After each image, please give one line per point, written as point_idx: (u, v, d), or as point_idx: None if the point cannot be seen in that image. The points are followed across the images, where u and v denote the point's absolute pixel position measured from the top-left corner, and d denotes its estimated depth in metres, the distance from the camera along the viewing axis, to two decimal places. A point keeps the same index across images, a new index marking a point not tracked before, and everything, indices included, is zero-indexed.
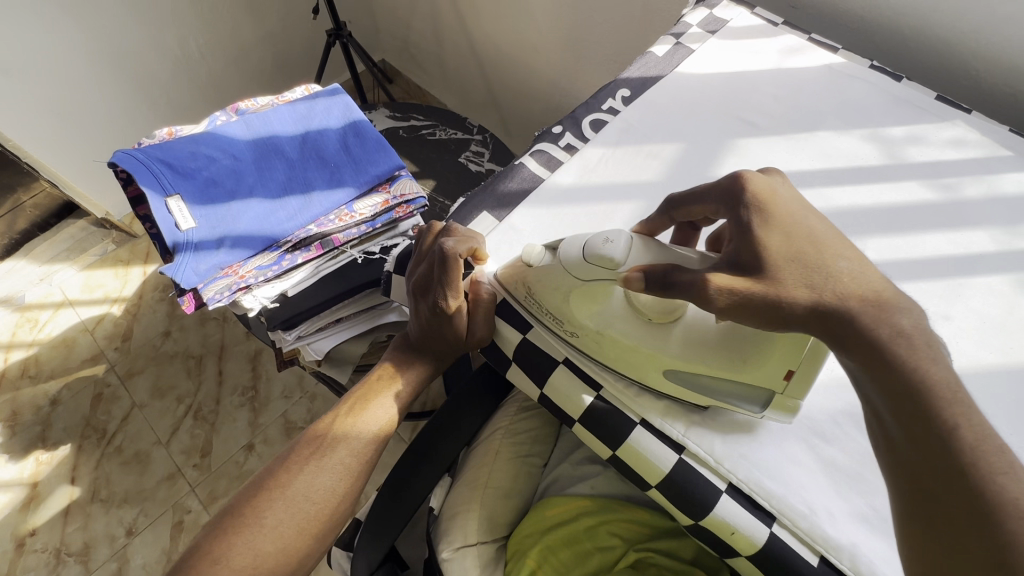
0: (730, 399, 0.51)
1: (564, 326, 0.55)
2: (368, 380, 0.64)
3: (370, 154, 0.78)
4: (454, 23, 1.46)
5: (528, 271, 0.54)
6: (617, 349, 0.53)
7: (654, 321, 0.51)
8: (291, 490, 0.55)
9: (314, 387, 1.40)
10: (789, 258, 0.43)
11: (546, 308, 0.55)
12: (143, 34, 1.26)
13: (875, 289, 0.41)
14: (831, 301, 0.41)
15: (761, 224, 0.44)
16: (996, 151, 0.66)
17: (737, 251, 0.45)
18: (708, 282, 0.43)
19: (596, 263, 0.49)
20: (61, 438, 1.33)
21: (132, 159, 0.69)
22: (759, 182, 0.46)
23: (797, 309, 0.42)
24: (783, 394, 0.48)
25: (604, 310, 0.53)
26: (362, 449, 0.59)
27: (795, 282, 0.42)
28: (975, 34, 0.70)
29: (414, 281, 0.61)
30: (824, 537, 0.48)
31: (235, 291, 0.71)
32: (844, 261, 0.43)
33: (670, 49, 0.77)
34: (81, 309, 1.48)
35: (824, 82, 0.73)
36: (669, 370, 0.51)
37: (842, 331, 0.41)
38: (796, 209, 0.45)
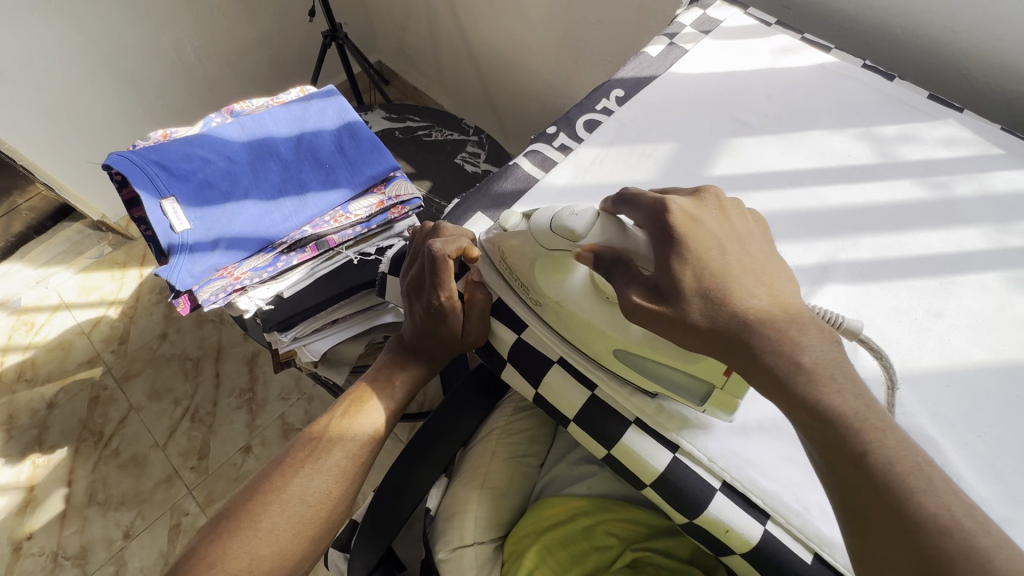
0: (674, 391, 0.52)
1: (529, 293, 0.57)
2: (363, 381, 0.64)
3: (365, 155, 0.78)
4: (449, 24, 1.46)
5: (504, 236, 0.56)
6: (575, 321, 0.54)
7: (611, 300, 0.52)
8: (287, 493, 0.55)
9: (312, 388, 1.40)
10: (701, 289, 0.44)
11: (515, 273, 0.57)
12: (138, 37, 1.26)
13: (780, 325, 0.42)
14: (738, 330, 0.43)
15: (678, 255, 0.45)
16: (988, 149, 0.66)
17: (658, 275, 0.46)
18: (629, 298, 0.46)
19: (558, 234, 0.50)
20: (58, 441, 1.32)
21: (127, 161, 0.69)
22: (682, 212, 0.47)
23: (700, 333, 0.44)
24: (724, 390, 0.49)
25: (566, 284, 0.54)
26: (358, 451, 0.59)
27: (700, 311, 0.44)
28: (966, 33, 0.70)
29: (408, 281, 0.61)
30: (817, 533, 0.48)
31: (230, 293, 0.71)
32: (756, 298, 0.44)
33: (663, 49, 0.77)
34: (78, 312, 1.47)
35: (818, 81, 0.73)
36: (620, 350, 0.52)
37: (746, 359, 0.43)
38: (715, 243, 0.45)
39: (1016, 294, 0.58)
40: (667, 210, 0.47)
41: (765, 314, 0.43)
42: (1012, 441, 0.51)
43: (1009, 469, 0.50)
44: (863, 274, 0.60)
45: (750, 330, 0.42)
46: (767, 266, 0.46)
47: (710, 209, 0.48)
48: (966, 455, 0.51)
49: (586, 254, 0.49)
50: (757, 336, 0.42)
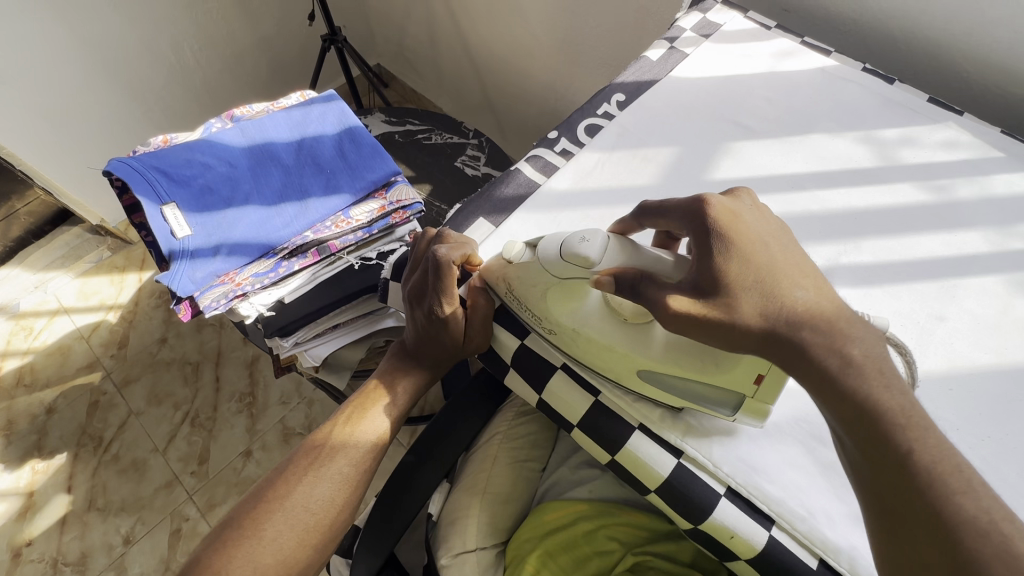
0: (703, 403, 0.51)
1: (543, 325, 0.56)
2: (366, 388, 0.64)
3: (366, 160, 0.78)
4: (448, 27, 1.46)
5: (509, 268, 0.55)
6: (593, 348, 0.54)
7: (629, 321, 0.52)
8: (291, 501, 0.55)
9: (312, 393, 1.39)
10: (747, 285, 0.44)
11: (526, 306, 0.56)
12: (137, 42, 1.26)
13: (828, 319, 0.43)
14: (783, 330, 0.43)
15: (722, 251, 0.45)
16: (988, 152, 0.67)
17: (698, 273, 0.45)
18: (666, 306, 0.44)
19: (573, 263, 0.50)
20: (57, 446, 1.32)
21: (127, 167, 0.69)
22: (722, 207, 0.47)
23: (750, 333, 0.43)
24: (754, 398, 0.49)
25: (580, 311, 0.53)
26: (361, 458, 0.59)
27: (749, 308, 0.43)
28: (965, 36, 0.71)
29: (409, 287, 0.61)
30: (820, 538, 0.48)
31: (231, 299, 0.71)
32: (800, 291, 0.44)
33: (663, 53, 0.77)
34: (77, 317, 1.47)
35: (818, 85, 0.73)
36: (643, 371, 0.52)
37: (793, 360, 0.42)
38: (757, 237, 0.46)
39: (1017, 297, 0.58)
40: (706, 205, 0.47)
41: (811, 305, 0.43)
42: (1016, 444, 0.51)
43: (1014, 473, 0.50)
44: (865, 278, 0.60)
45: (799, 326, 0.42)
46: (803, 259, 0.47)
47: (748, 204, 0.49)
48: (971, 458, 0.51)
49: (605, 280, 0.47)
50: (800, 334, 0.42)
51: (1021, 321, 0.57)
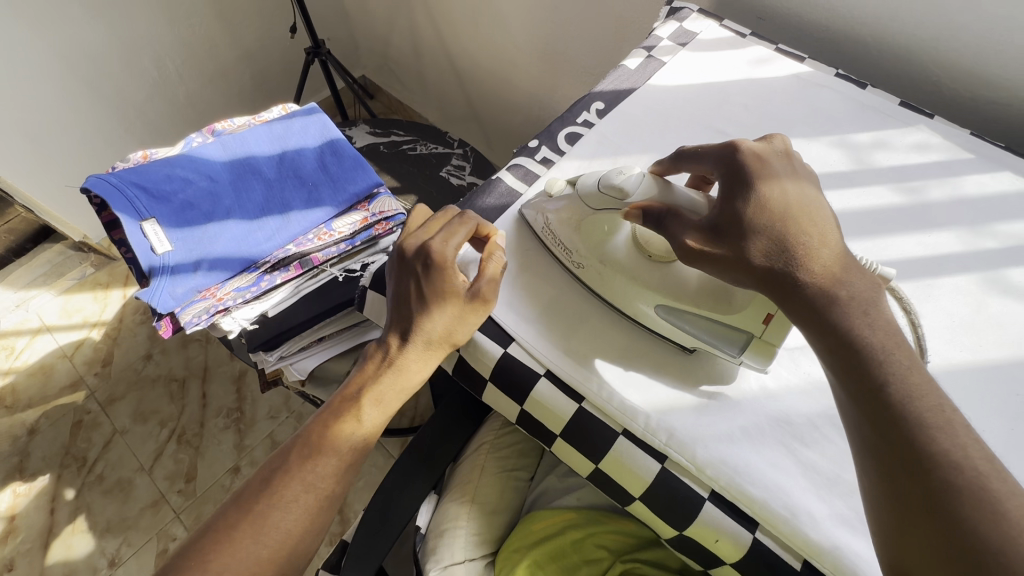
0: (711, 341, 0.54)
1: (572, 258, 0.60)
2: (333, 401, 0.56)
3: (347, 172, 0.78)
4: (431, 38, 1.47)
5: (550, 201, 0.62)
6: (616, 280, 0.58)
7: (655, 258, 0.57)
8: (240, 534, 0.48)
9: (301, 406, 1.38)
10: (760, 223, 0.46)
11: (560, 239, 0.61)
12: (118, 59, 1.26)
13: (831, 261, 0.44)
14: (782, 267, 0.45)
15: (744, 192, 0.47)
16: (959, 154, 0.68)
17: (716, 214, 0.48)
18: (683, 242, 0.48)
19: (607, 193, 0.55)
20: (40, 468, 1.29)
21: (105, 183, 0.68)
22: (750, 155, 0.49)
23: (753, 270, 0.46)
24: (762, 338, 0.52)
25: (610, 244, 0.58)
26: (324, 482, 0.52)
27: (755, 247, 0.45)
28: (931, 41, 0.72)
29: (404, 245, 0.58)
30: (805, 540, 0.48)
31: (213, 314, 0.70)
32: (806, 236, 0.45)
33: (641, 62, 0.78)
34: (59, 335, 1.45)
35: (794, 91, 0.75)
36: (659, 304, 0.56)
37: (787, 295, 0.44)
38: (778, 184, 0.47)
39: (991, 296, 0.59)
40: (737, 151, 0.50)
41: (815, 249, 0.44)
42: (993, 441, 0.52)
43: None
44: None
45: (801, 266, 0.44)
46: (822, 209, 0.47)
47: (779, 153, 0.50)
48: None
49: (634, 211, 0.52)
50: (798, 272, 0.44)
51: (996, 318, 0.58)
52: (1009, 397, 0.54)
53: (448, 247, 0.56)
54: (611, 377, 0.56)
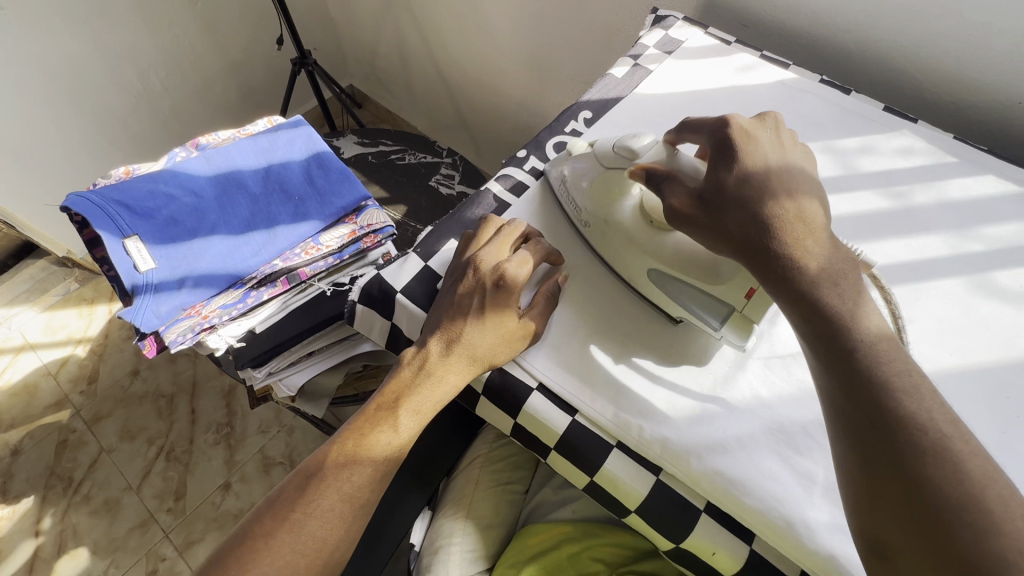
0: (693, 310, 0.54)
1: (580, 215, 0.62)
2: (370, 406, 0.54)
3: (334, 185, 0.77)
4: (418, 47, 1.47)
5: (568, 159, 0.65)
6: (616, 241, 0.59)
7: (655, 224, 0.58)
8: (278, 542, 0.48)
9: (293, 420, 1.37)
10: (738, 195, 0.47)
11: (573, 197, 0.63)
12: (101, 72, 1.24)
13: (805, 234, 0.45)
14: (760, 238, 0.45)
15: (725, 165, 0.48)
16: (943, 158, 0.69)
17: (704, 183, 0.49)
18: (670, 205, 0.50)
19: (620, 153, 0.58)
20: (24, 490, 1.26)
21: (86, 201, 0.67)
22: (739, 130, 0.50)
23: (728, 237, 0.46)
24: (742, 312, 0.52)
25: (619, 207, 0.59)
26: (360, 493, 0.51)
27: (732, 218, 0.46)
28: (912, 47, 0.73)
29: (475, 258, 0.56)
30: (805, 552, 0.47)
31: (198, 332, 0.69)
32: (785, 208, 0.45)
33: (628, 70, 0.79)
34: (43, 353, 1.42)
35: (780, 97, 0.75)
36: (652, 271, 0.56)
37: (762, 264, 0.45)
38: (759, 159, 0.48)
39: (978, 298, 0.60)
40: (726, 124, 0.51)
41: (789, 221, 0.45)
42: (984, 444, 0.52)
43: None
44: None
45: (775, 235, 0.45)
46: (803, 185, 0.48)
47: (765, 132, 0.51)
48: None
49: (638, 171, 0.53)
50: (773, 243, 0.44)
51: (983, 320, 0.58)
52: (999, 399, 0.54)
53: (520, 271, 0.55)
54: (606, 389, 0.55)
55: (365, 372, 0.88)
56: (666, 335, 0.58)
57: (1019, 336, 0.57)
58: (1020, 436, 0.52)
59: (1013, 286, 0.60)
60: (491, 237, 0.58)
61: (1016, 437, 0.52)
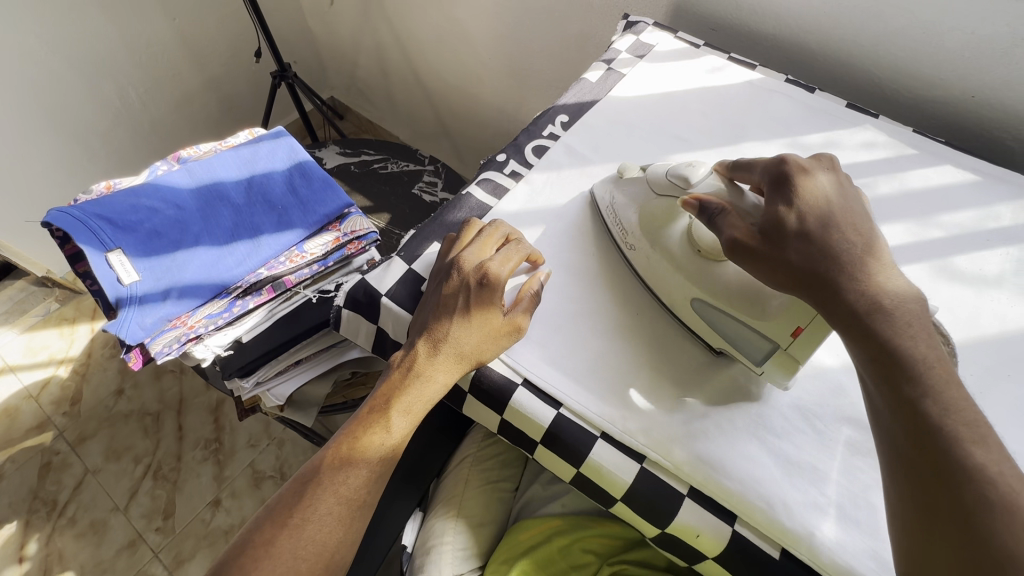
0: (738, 347, 0.55)
1: (626, 239, 0.62)
2: (361, 410, 0.54)
3: (317, 193, 0.78)
4: (398, 57, 1.48)
5: (618, 182, 0.65)
6: (662, 266, 0.59)
7: (703, 254, 0.57)
8: (276, 549, 0.48)
9: (282, 432, 1.36)
10: (800, 229, 0.48)
11: (621, 223, 0.63)
12: (80, 88, 1.24)
13: (868, 269, 0.45)
14: (826, 271, 0.45)
15: (785, 200, 0.49)
16: (903, 151, 0.72)
17: (762, 218, 0.50)
18: (729, 235, 0.50)
19: (673, 182, 0.58)
20: (6, 515, 1.23)
21: (68, 216, 0.67)
22: (797, 167, 0.51)
23: (792, 268, 0.47)
24: (786, 350, 0.52)
25: (668, 231, 0.59)
26: (356, 494, 0.51)
27: (794, 251, 0.47)
28: (871, 45, 0.77)
29: (460, 258, 0.57)
30: (782, 529, 0.48)
31: (184, 342, 0.70)
32: (853, 241, 0.47)
33: (602, 74, 0.81)
34: (24, 375, 1.39)
35: (748, 97, 0.78)
36: (696, 300, 0.56)
37: (827, 297, 0.45)
38: (818, 196, 0.49)
39: (940, 281, 0.62)
40: (784, 162, 0.52)
41: (855, 254, 0.46)
42: None
43: None
44: None
45: (840, 270, 0.45)
46: (864, 223, 0.49)
47: (829, 172, 0.52)
48: None
49: (692, 201, 0.54)
50: (839, 275, 0.45)
51: (946, 303, 0.61)
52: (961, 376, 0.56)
53: (502, 269, 0.56)
54: (589, 382, 0.56)
55: (354, 379, 0.88)
56: (645, 327, 0.60)
57: (979, 316, 0.60)
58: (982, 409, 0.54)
59: (972, 269, 0.63)
60: (473, 238, 0.60)
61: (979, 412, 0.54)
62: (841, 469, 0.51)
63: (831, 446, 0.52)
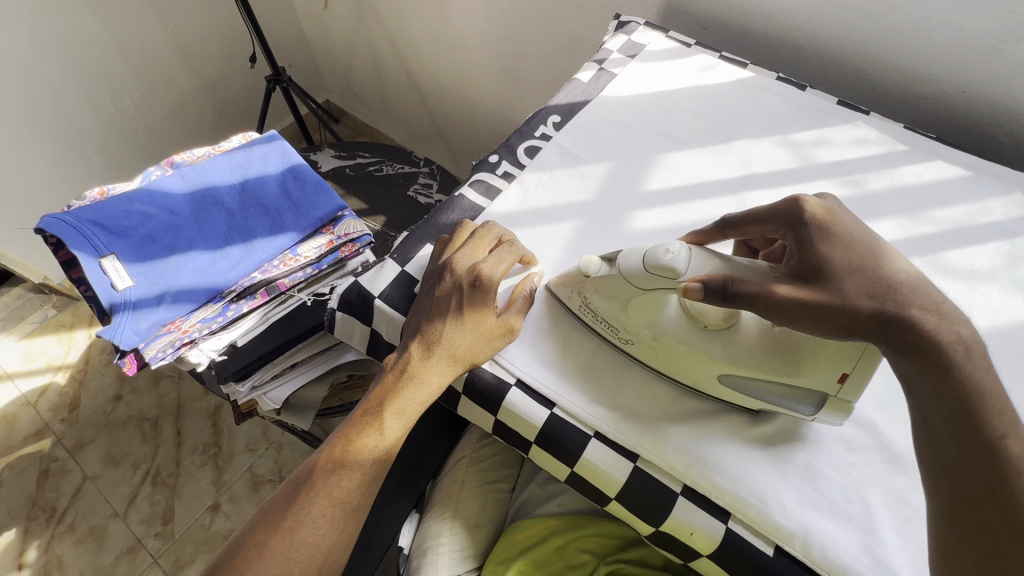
0: (784, 404, 0.51)
1: (618, 334, 0.56)
2: (355, 412, 0.54)
3: (310, 197, 0.78)
4: (392, 59, 1.48)
5: (587, 280, 0.56)
6: (673, 355, 0.54)
7: (710, 327, 0.53)
8: (270, 551, 0.48)
9: (281, 436, 1.36)
10: (850, 268, 0.45)
11: (601, 316, 0.56)
12: (74, 94, 1.24)
13: (931, 300, 0.43)
14: (896, 313, 0.43)
15: (820, 239, 0.47)
16: (894, 146, 0.72)
17: (800, 266, 0.46)
18: (772, 292, 0.45)
19: (656, 274, 0.49)
20: (5, 522, 1.23)
21: (61, 223, 0.67)
22: (816, 207, 0.49)
23: (860, 316, 0.43)
24: (837, 396, 0.49)
25: (660, 318, 0.54)
26: (351, 497, 0.51)
27: (858, 294, 0.44)
28: (861, 42, 0.77)
29: (455, 260, 0.57)
30: (774, 526, 0.49)
31: (179, 347, 0.70)
32: (903, 271, 0.45)
33: (593, 75, 0.81)
34: (21, 382, 1.39)
35: (740, 95, 0.78)
36: (726, 375, 0.52)
37: (906, 340, 0.42)
38: (853, 229, 0.47)
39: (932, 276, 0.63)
40: (796, 206, 0.50)
41: (915, 285, 0.44)
42: None
43: None
44: None
45: (908, 307, 0.43)
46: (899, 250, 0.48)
47: (841, 204, 0.50)
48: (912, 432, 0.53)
49: (694, 287, 0.47)
50: (909, 314, 0.42)
51: None
52: None
53: (496, 270, 0.56)
54: (584, 384, 0.56)
55: (350, 382, 0.89)
56: None
57: (972, 310, 0.60)
58: None
59: (963, 264, 0.63)
60: (465, 241, 0.60)
61: None
62: (835, 465, 0.51)
63: (825, 442, 0.52)
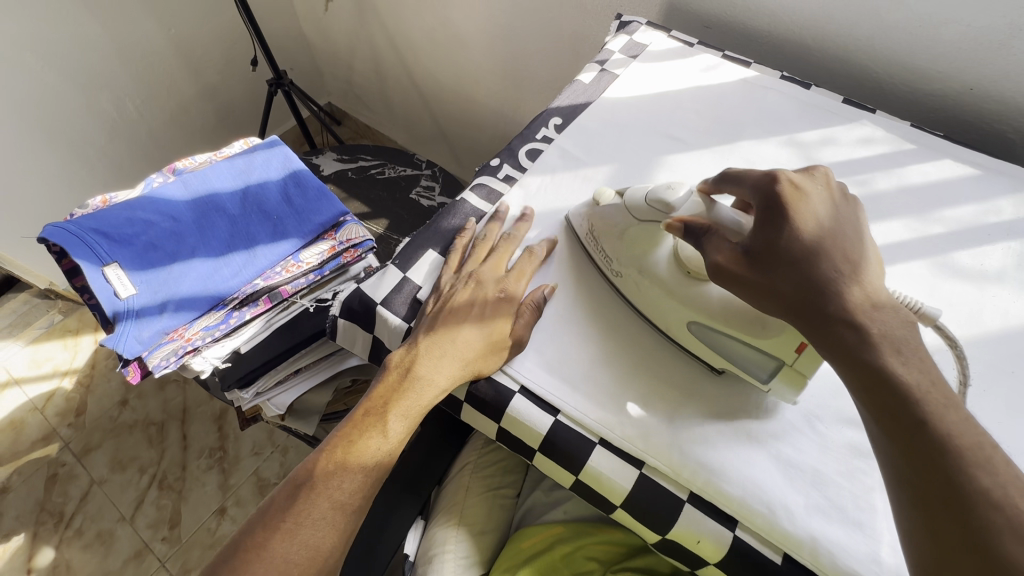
0: (743, 366, 0.53)
1: (611, 266, 0.61)
2: (357, 412, 0.54)
3: (312, 203, 0.78)
4: (392, 61, 1.48)
5: (595, 209, 0.62)
6: (652, 294, 0.57)
7: (692, 273, 0.56)
8: (269, 552, 0.48)
9: (286, 440, 1.36)
10: (792, 255, 0.45)
11: (602, 246, 0.61)
12: (76, 101, 1.24)
13: (857, 300, 0.43)
14: (814, 299, 0.43)
15: (778, 222, 0.46)
16: (901, 145, 0.71)
17: (751, 240, 0.47)
18: (713, 256, 0.48)
19: (654, 206, 0.56)
20: (13, 527, 1.24)
21: (63, 232, 0.67)
22: (789, 185, 0.47)
23: (780, 298, 0.45)
24: (793, 366, 0.50)
25: (653, 255, 0.58)
26: (351, 499, 0.51)
27: (785, 278, 0.45)
28: (867, 39, 0.76)
29: (480, 274, 0.60)
30: (783, 534, 0.48)
31: (182, 355, 0.70)
32: (838, 269, 0.44)
33: (595, 76, 0.80)
34: (29, 387, 1.40)
35: (743, 94, 0.77)
36: (692, 323, 0.55)
37: (813, 326, 0.43)
38: (815, 218, 0.46)
39: (942, 278, 0.62)
40: (774, 180, 0.48)
41: (845, 284, 0.43)
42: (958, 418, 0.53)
43: None
44: None
45: (827, 299, 0.43)
46: (858, 249, 0.46)
47: (818, 190, 0.48)
48: None
49: (677, 224, 0.52)
50: (829, 308, 0.43)
51: (948, 299, 0.60)
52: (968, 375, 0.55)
53: (519, 286, 0.60)
54: (590, 391, 0.55)
55: (354, 387, 0.88)
56: (642, 333, 0.59)
57: (981, 312, 0.59)
58: (987, 409, 0.53)
59: (974, 265, 0.63)
60: (488, 254, 0.62)
61: (985, 411, 0.53)
62: (843, 471, 0.50)
63: (833, 448, 0.52)
